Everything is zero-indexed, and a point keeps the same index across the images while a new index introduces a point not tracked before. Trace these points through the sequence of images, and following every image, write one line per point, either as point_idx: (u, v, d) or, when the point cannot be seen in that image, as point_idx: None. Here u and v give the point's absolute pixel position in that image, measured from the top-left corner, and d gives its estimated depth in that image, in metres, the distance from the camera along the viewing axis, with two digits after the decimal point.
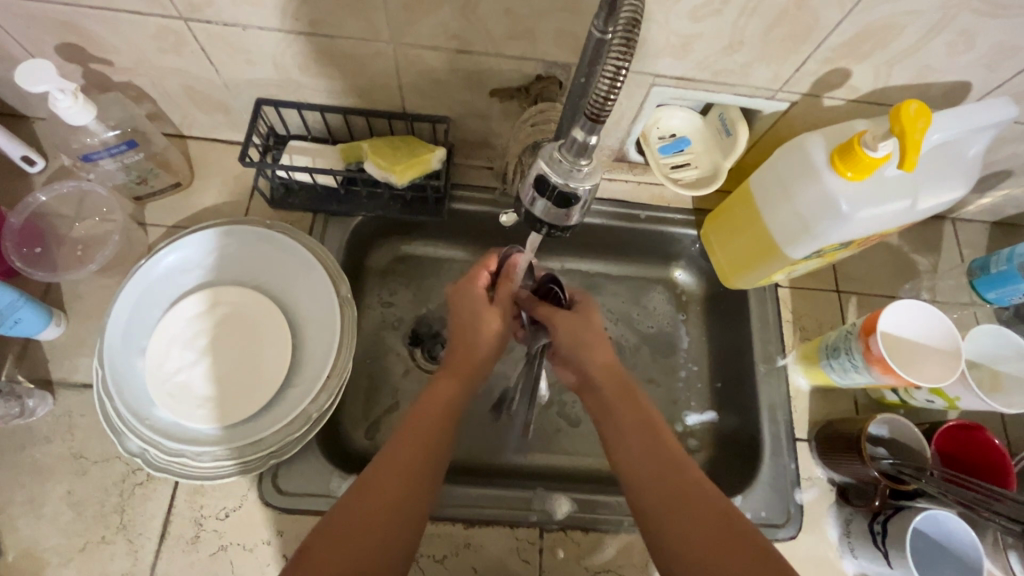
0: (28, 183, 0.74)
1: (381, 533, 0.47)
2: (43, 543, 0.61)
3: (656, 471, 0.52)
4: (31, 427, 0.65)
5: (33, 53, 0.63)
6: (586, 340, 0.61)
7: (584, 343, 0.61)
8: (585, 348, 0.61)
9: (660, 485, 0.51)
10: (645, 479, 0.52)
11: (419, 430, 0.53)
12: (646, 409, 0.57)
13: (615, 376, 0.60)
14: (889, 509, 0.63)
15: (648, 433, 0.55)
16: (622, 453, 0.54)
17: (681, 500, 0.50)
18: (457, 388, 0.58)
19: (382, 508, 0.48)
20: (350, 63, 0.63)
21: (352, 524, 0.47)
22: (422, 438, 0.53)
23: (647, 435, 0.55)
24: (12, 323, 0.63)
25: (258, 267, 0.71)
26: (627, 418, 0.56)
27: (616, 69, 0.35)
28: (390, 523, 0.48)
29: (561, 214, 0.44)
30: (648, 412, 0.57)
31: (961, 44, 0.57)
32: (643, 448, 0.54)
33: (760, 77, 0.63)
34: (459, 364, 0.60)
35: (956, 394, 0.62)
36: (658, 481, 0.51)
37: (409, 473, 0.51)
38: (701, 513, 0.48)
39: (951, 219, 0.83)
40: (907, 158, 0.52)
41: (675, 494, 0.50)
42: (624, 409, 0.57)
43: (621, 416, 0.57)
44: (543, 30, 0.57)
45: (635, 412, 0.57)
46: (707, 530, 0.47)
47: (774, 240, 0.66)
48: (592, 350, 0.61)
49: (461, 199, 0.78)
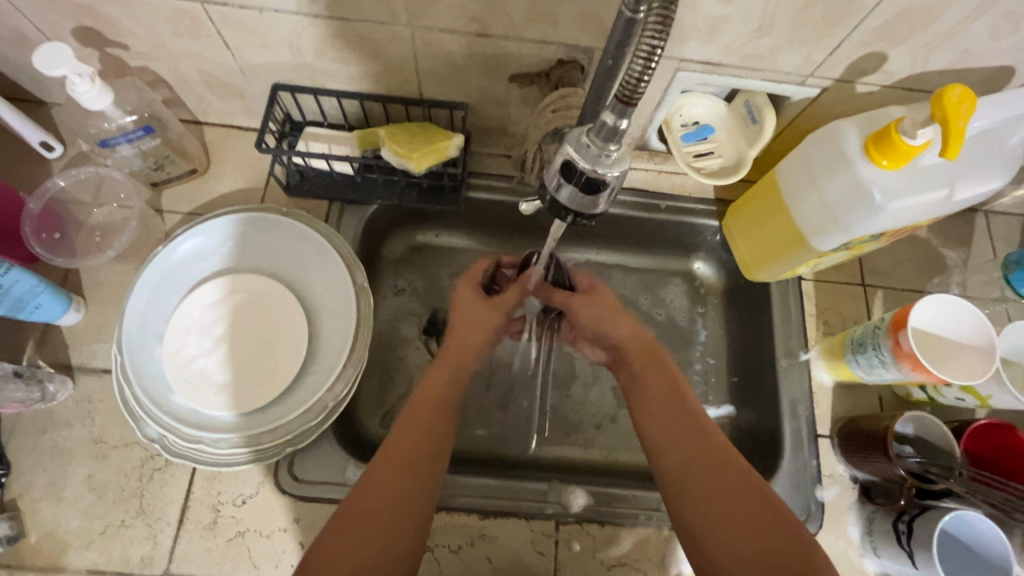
0: (47, 168, 0.74)
1: (394, 514, 0.48)
2: (64, 526, 0.62)
3: (678, 440, 0.52)
4: (52, 411, 0.65)
5: (50, 37, 0.63)
6: (609, 316, 0.63)
7: (608, 318, 0.63)
8: (608, 323, 0.62)
9: (683, 453, 0.51)
10: (668, 444, 0.53)
11: (419, 417, 0.54)
12: (670, 372, 0.58)
13: (637, 347, 0.61)
14: (915, 509, 0.62)
15: (665, 399, 0.56)
16: (649, 414, 0.55)
17: (702, 465, 0.50)
18: (457, 374, 0.59)
19: (391, 489, 0.49)
20: (367, 47, 0.62)
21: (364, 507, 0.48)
22: (423, 422, 0.54)
23: (670, 406, 0.55)
24: (32, 308, 0.63)
25: (274, 254, 0.71)
26: (653, 385, 0.57)
27: (651, 48, 0.34)
28: (401, 506, 0.49)
29: (587, 202, 0.42)
30: (671, 377, 0.57)
31: (1005, 26, 0.55)
32: (667, 413, 0.55)
33: (790, 62, 0.60)
34: (456, 347, 0.60)
35: (988, 392, 0.61)
36: (687, 442, 0.52)
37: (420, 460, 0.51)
38: (719, 479, 0.49)
39: (983, 211, 0.80)
40: (949, 145, 0.50)
41: (695, 464, 0.50)
42: (651, 378, 0.58)
43: (644, 388, 0.58)
44: (565, 12, 0.56)
45: (663, 378, 0.57)
46: (725, 498, 0.47)
47: (800, 231, 0.64)
48: (614, 324, 0.62)
49: (478, 187, 0.77)
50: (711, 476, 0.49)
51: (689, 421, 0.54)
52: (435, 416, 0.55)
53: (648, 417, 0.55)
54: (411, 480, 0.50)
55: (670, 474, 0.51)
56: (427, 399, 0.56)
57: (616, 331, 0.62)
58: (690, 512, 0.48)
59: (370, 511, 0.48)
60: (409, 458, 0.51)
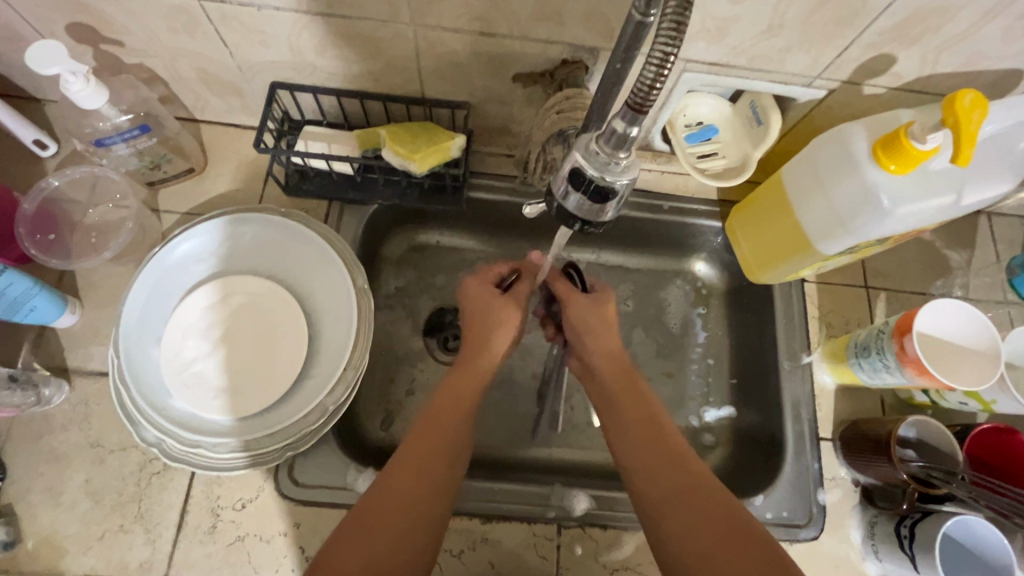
0: (40, 167, 0.73)
1: (403, 530, 0.47)
2: (62, 531, 0.61)
3: (658, 467, 0.52)
4: (48, 415, 0.65)
5: (43, 33, 0.61)
6: (598, 326, 0.60)
7: (590, 329, 0.60)
8: (593, 336, 0.60)
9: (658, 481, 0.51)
10: (645, 472, 0.52)
11: (433, 431, 0.53)
12: (646, 398, 0.57)
13: (611, 367, 0.59)
14: (917, 513, 0.61)
15: (644, 425, 0.55)
16: (627, 444, 0.54)
17: (683, 495, 0.50)
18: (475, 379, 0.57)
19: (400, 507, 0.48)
20: (368, 45, 0.61)
21: (367, 525, 0.47)
22: (438, 437, 0.53)
23: (647, 431, 0.54)
24: (26, 311, 0.62)
25: (274, 256, 0.69)
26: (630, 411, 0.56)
27: (664, 55, 0.33)
28: (409, 523, 0.48)
29: (595, 209, 0.42)
30: (649, 406, 0.56)
31: (1018, 29, 0.54)
32: (646, 441, 0.54)
33: (798, 63, 0.60)
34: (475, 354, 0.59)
35: (993, 398, 0.61)
36: (669, 472, 0.51)
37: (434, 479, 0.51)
38: (699, 507, 0.48)
39: (987, 213, 0.80)
40: (961, 151, 0.49)
41: (674, 492, 0.50)
42: (628, 401, 0.57)
43: (622, 411, 0.56)
44: (571, 12, 0.55)
45: (642, 404, 0.56)
46: (702, 521, 0.47)
47: (806, 235, 0.63)
48: (602, 335, 0.60)
49: (479, 187, 0.76)
50: (691, 502, 0.49)
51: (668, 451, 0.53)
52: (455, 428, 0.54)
53: (626, 441, 0.55)
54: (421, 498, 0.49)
55: (651, 500, 0.51)
56: (446, 409, 0.55)
57: (594, 346, 0.60)
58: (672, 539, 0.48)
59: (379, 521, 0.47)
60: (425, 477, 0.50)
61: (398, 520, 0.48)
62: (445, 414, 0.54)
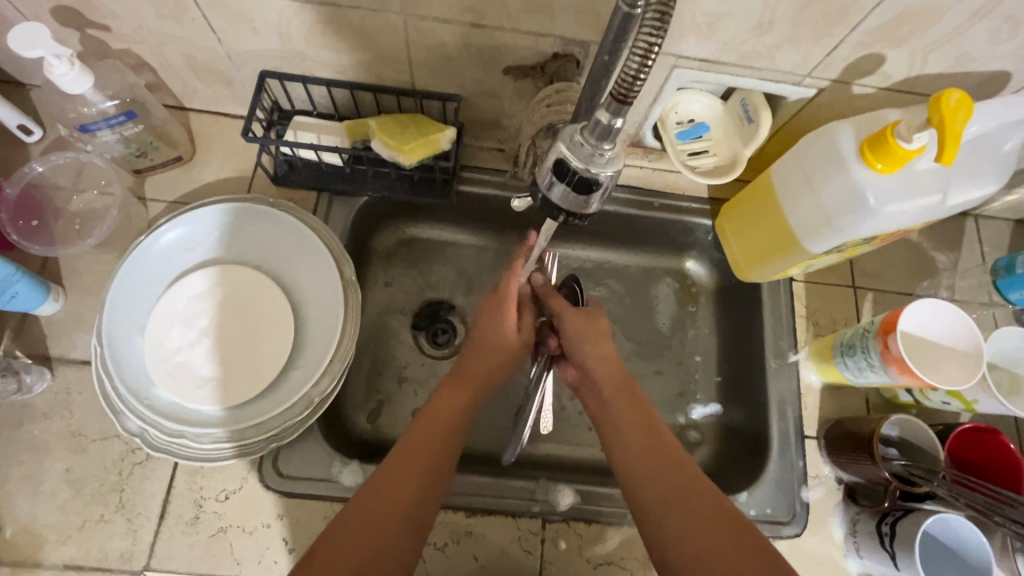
0: (25, 153, 0.72)
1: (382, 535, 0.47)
2: (41, 520, 0.61)
3: (654, 470, 0.52)
4: (28, 403, 0.64)
5: (28, 16, 0.60)
6: (595, 335, 0.61)
7: (590, 337, 0.60)
8: (594, 343, 0.60)
9: (660, 485, 0.51)
10: (643, 475, 0.52)
11: (416, 441, 0.53)
12: (646, 404, 0.57)
13: (613, 376, 0.59)
14: (898, 511, 0.61)
15: (645, 430, 0.55)
16: (626, 451, 0.54)
17: (682, 496, 0.50)
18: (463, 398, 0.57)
19: (378, 513, 0.48)
20: (359, 35, 0.60)
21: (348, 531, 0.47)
22: (418, 447, 0.52)
23: (639, 433, 0.55)
24: (8, 298, 0.61)
25: (262, 246, 0.69)
26: (628, 418, 0.56)
27: (648, 45, 0.33)
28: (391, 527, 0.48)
29: (580, 201, 0.42)
30: (647, 410, 0.57)
31: (1005, 31, 0.54)
32: (645, 446, 0.54)
33: (788, 61, 0.60)
34: (467, 374, 0.59)
35: (975, 397, 0.61)
36: (666, 472, 0.51)
37: (411, 488, 0.50)
38: (697, 510, 0.49)
39: (974, 215, 0.81)
40: (946, 150, 0.49)
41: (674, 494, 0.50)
42: (626, 408, 0.57)
43: (618, 417, 0.56)
44: (562, 5, 0.55)
45: (640, 409, 0.57)
46: (701, 524, 0.48)
47: (792, 233, 0.63)
48: (603, 346, 0.60)
49: (470, 180, 0.76)
50: (689, 506, 0.49)
51: (667, 454, 0.53)
52: (443, 438, 0.54)
53: (625, 447, 0.55)
54: (399, 510, 0.49)
55: (646, 502, 0.51)
56: (432, 424, 0.54)
57: (594, 354, 0.60)
58: (666, 541, 0.48)
59: (359, 523, 0.47)
60: (406, 485, 0.50)
61: (376, 528, 0.47)
62: (435, 419, 0.55)
